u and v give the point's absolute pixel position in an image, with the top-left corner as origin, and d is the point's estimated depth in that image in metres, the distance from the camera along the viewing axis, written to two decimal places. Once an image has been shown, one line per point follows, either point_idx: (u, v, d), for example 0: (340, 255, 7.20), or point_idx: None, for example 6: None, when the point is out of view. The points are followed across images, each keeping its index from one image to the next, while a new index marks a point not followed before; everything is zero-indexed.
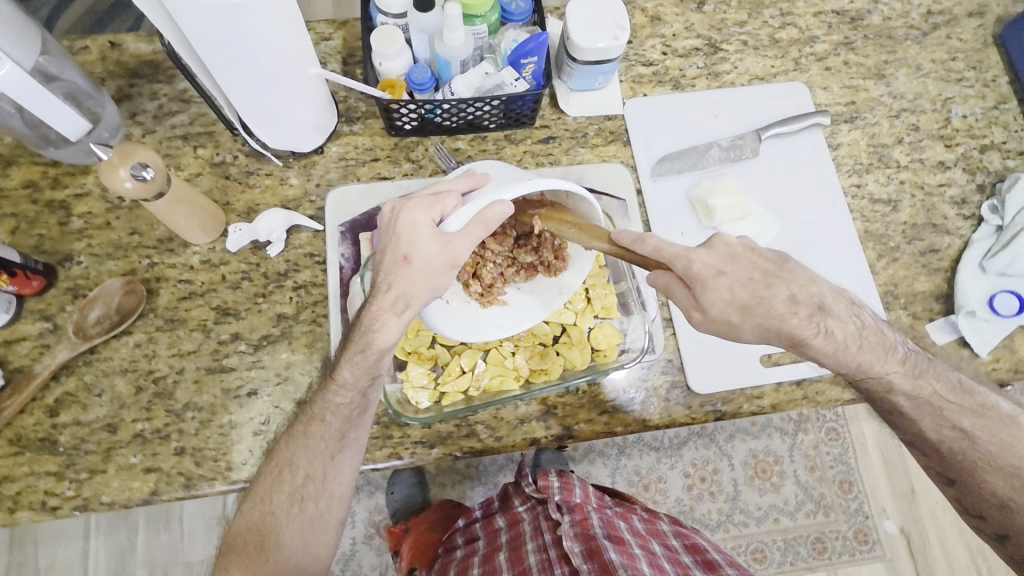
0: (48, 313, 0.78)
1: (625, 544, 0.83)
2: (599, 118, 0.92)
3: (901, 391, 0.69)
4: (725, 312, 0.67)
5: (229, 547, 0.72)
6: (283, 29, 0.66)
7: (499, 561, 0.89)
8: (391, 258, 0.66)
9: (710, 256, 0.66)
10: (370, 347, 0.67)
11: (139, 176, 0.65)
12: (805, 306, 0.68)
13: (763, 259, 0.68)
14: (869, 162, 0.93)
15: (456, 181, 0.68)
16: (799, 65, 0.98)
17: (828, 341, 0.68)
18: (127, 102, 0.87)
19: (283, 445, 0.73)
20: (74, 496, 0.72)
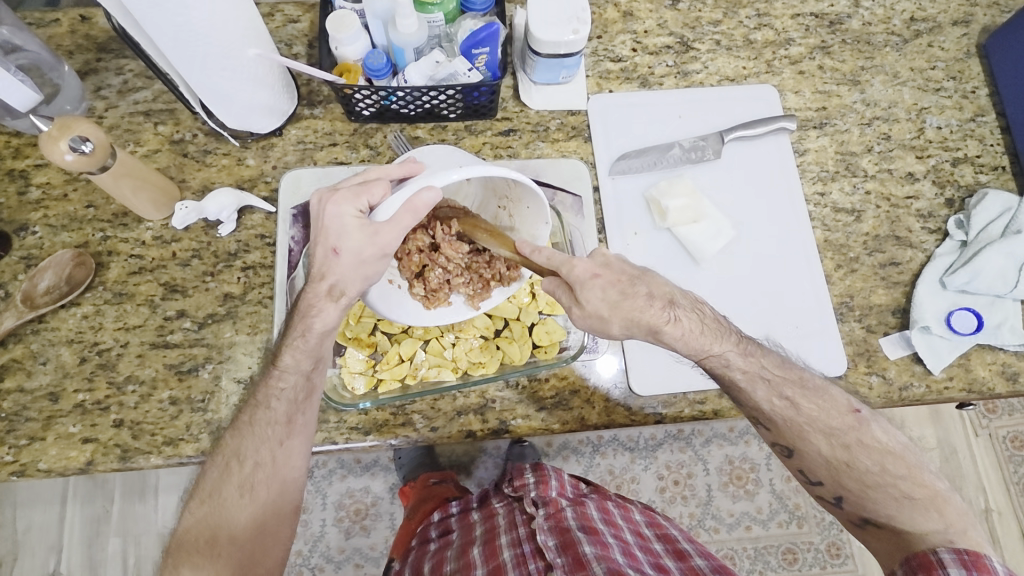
0: (2, 281, 0.79)
1: (599, 534, 0.82)
2: (562, 112, 0.91)
3: (738, 368, 0.72)
4: (597, 308, 0.68)
5: (180, 547, 0.69)
6: (220, 12, 0.66)
7: (473, 555, 0.85)
8: (322, 250, 0.69)
9: (589, 261, 0.68)
10: (309, 330, 0.71)
11: (79, 150, 0.65)
12: (662, 300, 0.71)
13: (630, 265, 0.71)
14: (836, 170, 0.91)
15: (389, 168, 0.70)
16: (772, 67, 0.96)
17: (678, 329, 0.70)
18: (92, 75, 0.87)
19: (230, 437, 0.72)
20: (11, 462, 0.73)
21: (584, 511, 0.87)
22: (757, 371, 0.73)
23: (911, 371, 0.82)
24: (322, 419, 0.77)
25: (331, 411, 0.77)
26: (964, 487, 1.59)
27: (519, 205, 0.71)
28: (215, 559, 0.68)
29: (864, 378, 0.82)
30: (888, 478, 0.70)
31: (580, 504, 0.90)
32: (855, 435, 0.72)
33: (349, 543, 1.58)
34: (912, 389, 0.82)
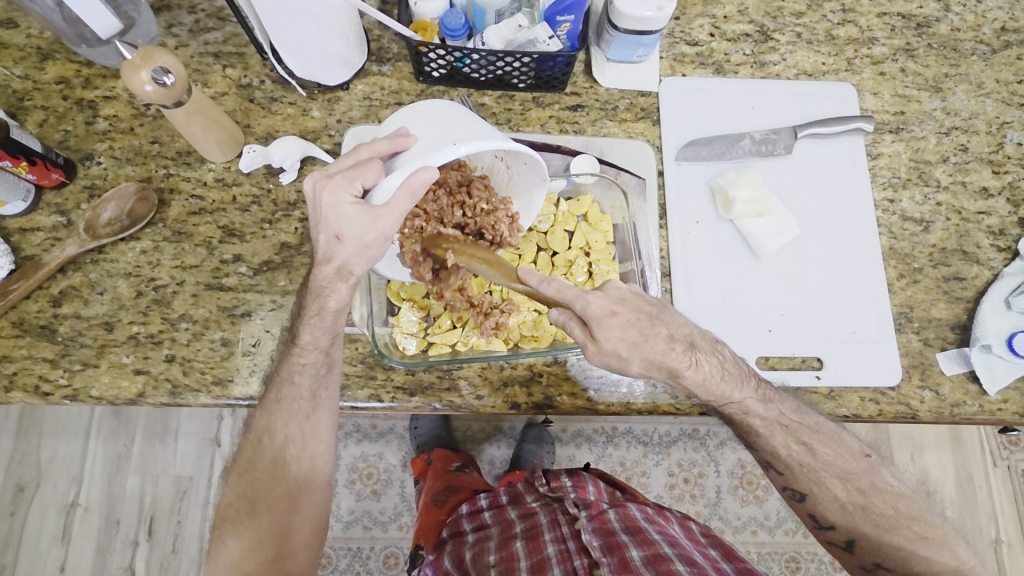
0: (64, 209, 0.79)
1: (645, 534, 0.86)
2: (632, 92, 0.89)
3: (755, 413, 0.73)
4: (615, 345, 0.66)
5: (224, 517, 0.76)
6: None
7: (515, 548, 0.89)
8: (325, 236, 0.66)
9: (605, 297, 0.66)
10: (323, 309, 0.70)
11: (160, 81, 0.65)
12: (683, 342, 0.69)
13: (647, 302, 0.69)
14: (908, 177, 0.88)
15: (376, 144, 0.63)
16: (852, 66, 0.93)
17: (698, 373, 0.69)
18: (166, 12, 0.87)
19: (259, 413, 0.75)
20: (65, 385, 0.74)
21: (626, 513, 0.92)
22: (775, 417, 0.73)
23: (965, 389, 0.80)
24: (369, 375, 0.77)
25: (379, 368, 0.78)
26: (976, 515, 1.57)
27: (517, 161, 0.71)
28: (255, 527, 0.74)
29: (916, 392, 0.80)
30: (903, 520, 0.74)
31: (622, 508, 0.93)
32: (868, 479, 0.75)
33: (358, 505, 1.60)
34: (963, 407, 0.80)
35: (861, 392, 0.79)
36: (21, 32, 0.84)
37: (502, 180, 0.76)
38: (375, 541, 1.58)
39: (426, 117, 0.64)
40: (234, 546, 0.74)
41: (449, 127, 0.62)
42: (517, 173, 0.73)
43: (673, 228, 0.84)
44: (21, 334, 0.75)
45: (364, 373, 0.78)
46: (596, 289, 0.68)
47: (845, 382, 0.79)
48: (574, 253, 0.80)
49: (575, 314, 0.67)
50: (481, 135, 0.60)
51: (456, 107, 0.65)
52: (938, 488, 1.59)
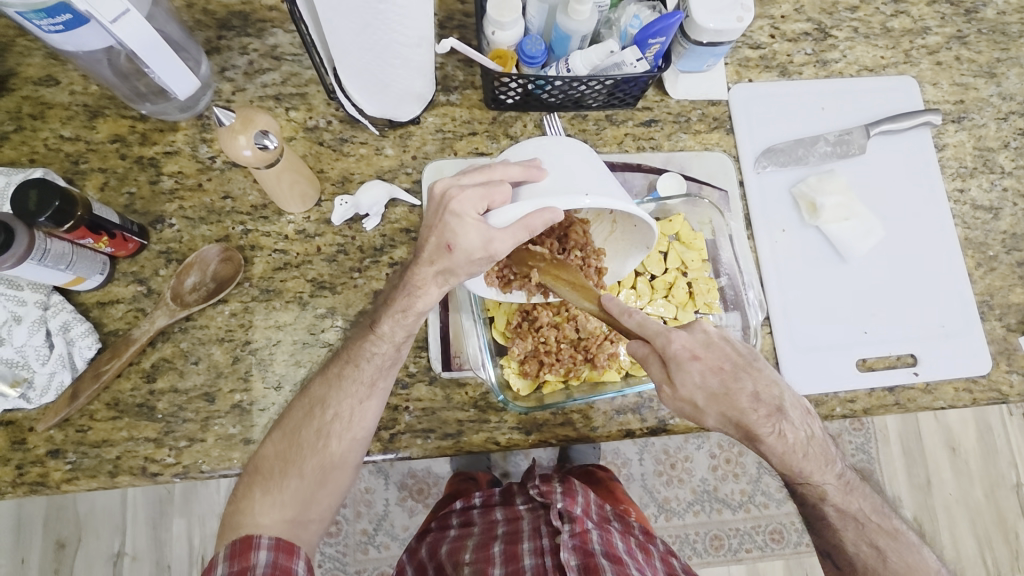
0: (142, 277, 0.75)
1: (623, 564, 0.84)
2: (703, 102, 0.88)
3: (831, 501, 0.74)
4: (692, 394, 0.66)
5: (251, 472, 0.70)
6: (409, 18, 0.63)
7: (494, 552, 0.90)
8: (434, 242, 0.66)
9: (689, 339, 0.66)
10: (411, 308, 0.69)
11: (260, 145, 0.62)
12: (769, 406, 0.68)
13: (735, 349, 0.68)
14: (974, 166, 0.91)
15: (511, 167, 0.62)
16: (910, 57, 0.94)
17: (780, 442, 0.69)
18: (217, 55, 0.82)
19: (318, 384, 0.72)
20: (174, 463, 0.72)
21: (610, 538, 0.89)
22: (852, 512, 0.75)
23: None
24: (482, 419, 0.77)
25: (493, 411, 0.77)
26: (998, 464, 1.66)
27: (629, 222, 0.68)
28: (281, 489, 0.69)
29: (1005, 376, 0.84)
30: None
31: (607, 530, 0.91)
32: None
33: (412, 521, 1.60)
34: None
35: (955, 383, 0.82)
36: (63, 89, 0.78)
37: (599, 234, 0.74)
38: None
39: (565, 155, 0.64)
40: (258, 502, 0.68)
41: (585, 175, 0.62)
42: (622, 231, 0.71)
43: (761, 239, 0.85)
44: (119, 415, 0.72)
45: (477, 417, 0.77)
46: (683, 326, 0.67)
47: (940, 375, 0.82)
48: (672, 274, 0.80)
49: (655, 352, 0.66)
50: (613, 195, 0.60)
51: (593, 158, 0.66)
52: (962, 442, 1.67)
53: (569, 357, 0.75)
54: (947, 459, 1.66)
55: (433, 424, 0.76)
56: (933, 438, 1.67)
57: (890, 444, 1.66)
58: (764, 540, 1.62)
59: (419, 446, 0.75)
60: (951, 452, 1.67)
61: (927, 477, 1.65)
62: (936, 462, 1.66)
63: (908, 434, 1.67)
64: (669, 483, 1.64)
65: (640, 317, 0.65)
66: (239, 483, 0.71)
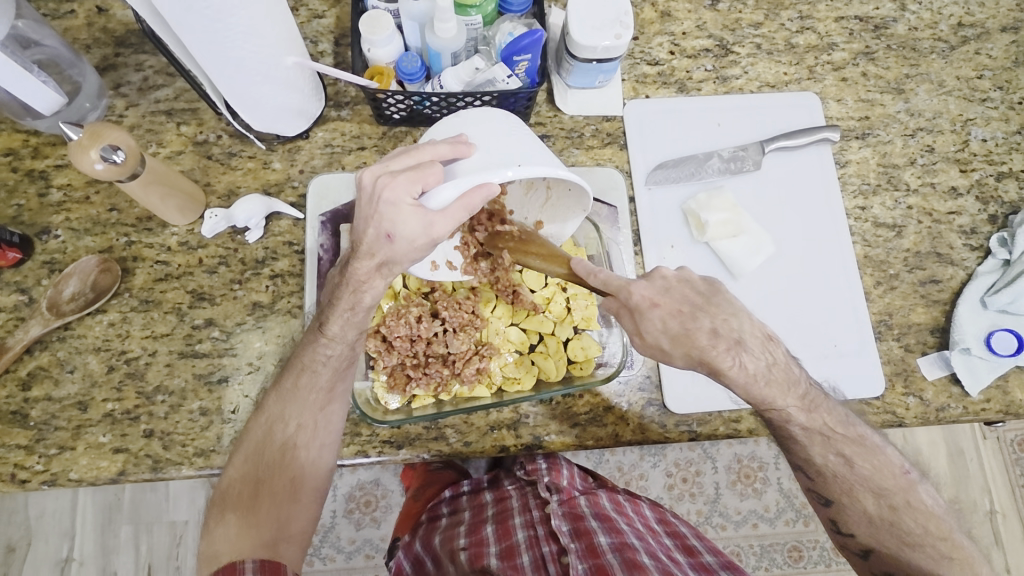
0: (25, 286, 0.78)
1: (613, 522, 0.86)
2: (597, 118, 0.88)
3: (797, 422, 0.69)
4: (656, 338, 0.65)
5: (224, 499, 0.70)
6: (256, 30, 0.64)
7: (486, 533, 0.90)
8: (372, 232, 0.63)
9: (649, 287, 0.65)
10: (359, 304, 0.68)
11: (110, 159, 0.63)
12: (727, 339, 0.65)
13: (694, 290, 0.67)
14: (877, 183, 0.89)
15: (439, 146, 0.60)
16: (814, 74, 0.93)
17: (740, 373, 0.65)
18: (112, 72, 0.85)
19: (274, 399, 0.72)
20: (42, 471, 0.72)
21: (596, 501, 0.92)
22: (819, 427, 0.70)
23: (948, 392, 0.81)
24: (353, 432, 0.77)
25: (364, 424, 0.77)
26: (970, 489, 1.51)
27: (560, 187, 0.68)
28: (256, 508, 0.69)
29: (900, 399, 0.81)
30: (930, 538, 0.70)
31: (593, 494, 0.94)
32: (903, 497, 0.71)
33: (359, 534, 1.52)
34: (949, 410, 0.81)
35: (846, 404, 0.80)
36: None
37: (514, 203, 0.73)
38: None
39: (489, 125, 0.62)
40: (234, 526, 0.69)
41: (514, 142, 0.61)
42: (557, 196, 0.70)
43: (649, 254, 0.83)
44: None
45: (349, 431, 0.77)
46: (640, 276, 0.66)
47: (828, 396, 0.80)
48: (551, 289, 0.78)
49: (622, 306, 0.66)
50: (544, 162, 0.59)
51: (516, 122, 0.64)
52: (932, 464, 1.52)
53: (438, 372, 0.74)
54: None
55: None
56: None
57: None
58: None
59: None
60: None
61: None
62: None
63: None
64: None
65: (603, 277, 0.65)
66: (213, 513, 0.71)
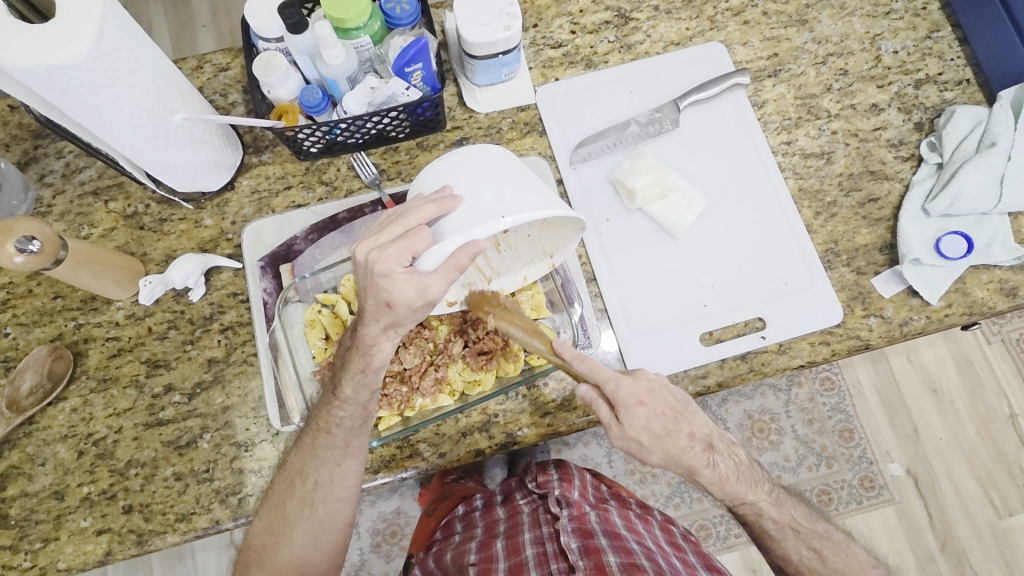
0: None
1: (623, 540, 0.84)
2: (511, 110, 0.89)
3: (769, 516, 0.76)
4: (638, 433, 0.70)
5: (248, 547, 0.75)
6: (136, 96, 0.64)
7: (496, 550, 0.87)
8: (371, 302, 0.64)
9: (634, 385, 0.69)
10: (369, 366, 0.69)
11: (27, 250, 0.64)
12: (703, 442, 0.73)
13: (675, 396, 0.72)
14: (798, 116, 0.89)
15: (425, 206, 0.60)
16: (715, 23, 0.93)
17: (715, 473, 0.73)
18: (34, 164, 0.86)
19: (294, 456, 0.74)
20: (31, 566, 0.73)
21: (606, 517, 0.90)
22: (788, 521, 0.77)
23: (908, 305, 0.81)
24: None
25: None
26: (984, 397, 1.48)
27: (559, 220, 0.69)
28: (277, 558, 0.74)
29: (863, 322, 0.80)
30: None
31: (603, 509, 0.92)
32: None
33: (391, 566, 1.48)
34: (912, 323, 0.80)
35: (809, 338, 0.80)
36: None
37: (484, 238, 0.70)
38: None
39: (472, 175, 0.61)
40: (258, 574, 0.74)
41: (498, 186, 0.61)
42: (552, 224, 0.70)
43: (587, 232, 0.84)
44: None
45: None
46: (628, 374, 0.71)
47: (790, 333, 0.80)
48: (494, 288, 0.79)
49: (602, 397, 0.70)
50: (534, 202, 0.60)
51: (505, 159, 0.63)
52: (942, 381, 1.49)
53: (397, 390, 0.75)
54: (929, 402, 1.48)
55: None
56: (909, 382, 1.49)
57: (865, 397, 1.48)
58: None
59: None
60: (932, 394, 1.48)
61: (912, 425, 1.47)
62: (918, 406, 1.48)
63: (881, 382, 1.49)
64: (644, 481, 1.47)
65: (589, 364, 0.69)
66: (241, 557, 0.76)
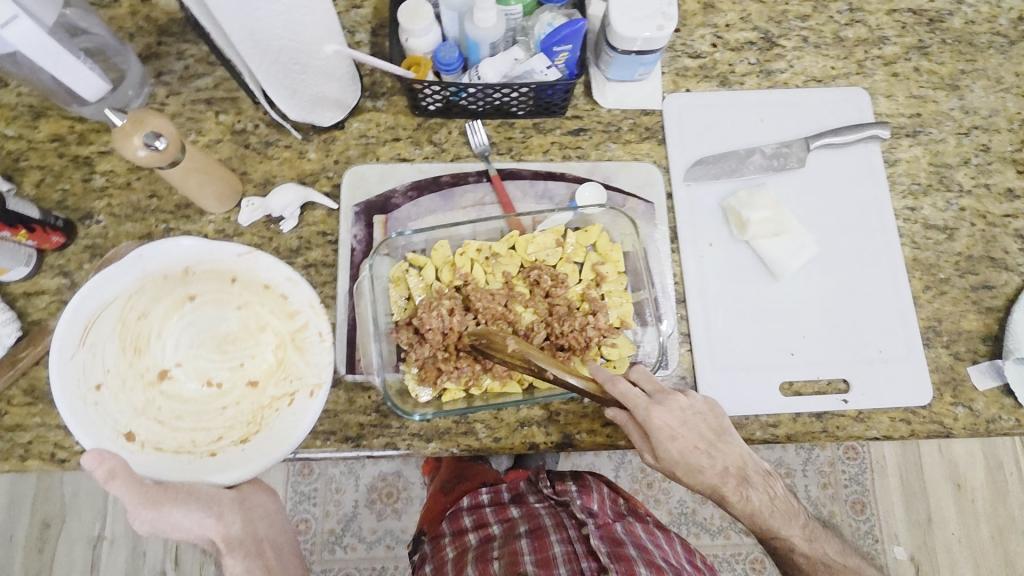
0: (67, 270, 0.79)
1: (651, 554, 0.85)
2: (635, 112, 0.86)
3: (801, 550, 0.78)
4: (671, 459, 0.68)
5: None
6: (290, 19, 0.62)
7: (520, 546, 0.86)
8: None
9: (669, 415, 0.67)
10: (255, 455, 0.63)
11: (152, 146, 0.64)
12: (737, 477, 0.71)
13: (709, 426, 0.70)
14: (928, 184, 0.85)
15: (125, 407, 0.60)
16: (863, 68, 0.89)
17: (748, 507, 0.72)
18: (155, 60, 0.86)
19: None
20: (80, 451, 0.74)
21: (630, 529, 0.91)
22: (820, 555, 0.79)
23: (1000, 403, 0.77)
24: (383, 424, 0.76)
25: (394, 416, 0.76)
26: (1008, 505, 1.43)
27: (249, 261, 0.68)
28: None
29: (949, 409, 0.77)
30: None
31: (625, 522, 0.92)
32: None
33: (381, 525, 1.49)
34: (1001, 423, 0.77)
35: (890, 412, 0.77)
36: (11, 91, 0.84)
37: (109, 327, 0.66)
38: (400, 560, 1.47)
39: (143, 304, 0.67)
40: None
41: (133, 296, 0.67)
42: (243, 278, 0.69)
43: (686, 252, 0.81)
44: (33, 402, 0.74)
45: (379, 422, 0.76)
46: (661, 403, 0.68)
47: (873, 403, 0.77)
48: (585, 286, 0.78)
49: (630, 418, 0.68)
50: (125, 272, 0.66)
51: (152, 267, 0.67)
52: (968, 477, 1.45)
53: (469, 366, 0.74)
54: (950, 496, 1.44)
55: (334, 425, 0.75)
56: (935, 472, 1.45)
57: (888, 475, 1.44)
58: (743, 569, 1.42)
59: (320, 447, 0.75)
60: (955, 489, 1.44)
61: (927, 514, 1.43)
62: (941, 497, 1.44)
63: (907, 465, 1.45)
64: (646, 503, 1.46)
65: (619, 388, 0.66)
66: None
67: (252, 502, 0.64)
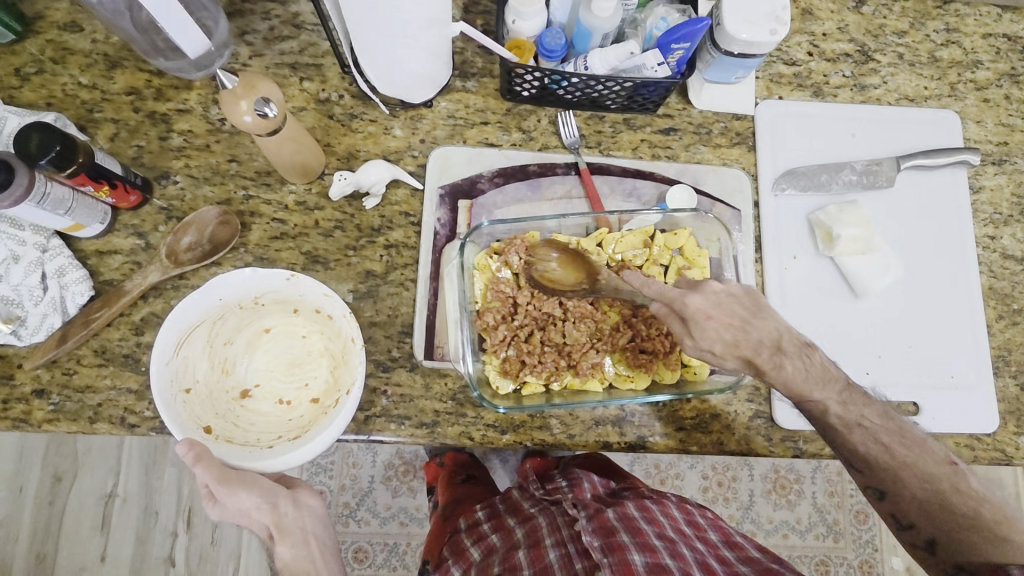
0: (142, 231, 0.77)
1: (646, 535, 0.76)
2: (727, 115, 0.85)
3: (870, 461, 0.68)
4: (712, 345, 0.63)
5: None
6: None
7: (517, 559, 0.79)
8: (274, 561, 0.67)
9: (703, 299, 0.62)
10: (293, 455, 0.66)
11: (261, 112, 0.61)
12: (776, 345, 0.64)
13: (743, 305, 0.64)
14: (1009, 214, 0.85)
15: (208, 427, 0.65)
16: (955, 91, 0.88)
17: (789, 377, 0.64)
18: (238, 17, 0.82)
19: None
20: (152, 417, 0.72)
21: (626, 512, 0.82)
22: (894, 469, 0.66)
23: None
24: (459, 412, 0.75)
25: (470, 405, 0.76)
26: None
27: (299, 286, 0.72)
28: None
29: (1012, 438, 0.79)
30: None
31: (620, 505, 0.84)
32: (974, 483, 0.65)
33: (395, 502, 1.48)
34: None
35: (956, 437, 0.78)
36: (86, 36, 0.80)
37: (198, 346, 0.71)
38: (412, 537, 1.47)
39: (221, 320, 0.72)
40: None
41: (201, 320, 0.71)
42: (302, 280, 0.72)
43: (771, 263, 0.81)
44: (104, 363, 0.73)
45: (454, 410, 0.76)
46: (696, 290, 0.64)
47: (942, 427, 0.78)
48: None
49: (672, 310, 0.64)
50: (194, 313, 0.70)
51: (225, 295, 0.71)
52: None
53: (553, 361, 0.73)
54: None
55: (410, 410, 0.75)
56: None
57: None
58: None
59: (395, 431, 0.74)
60: None
61: None
62: None
63: None
64: None
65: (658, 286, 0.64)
66: None
67: (303, 500, 0.68)
